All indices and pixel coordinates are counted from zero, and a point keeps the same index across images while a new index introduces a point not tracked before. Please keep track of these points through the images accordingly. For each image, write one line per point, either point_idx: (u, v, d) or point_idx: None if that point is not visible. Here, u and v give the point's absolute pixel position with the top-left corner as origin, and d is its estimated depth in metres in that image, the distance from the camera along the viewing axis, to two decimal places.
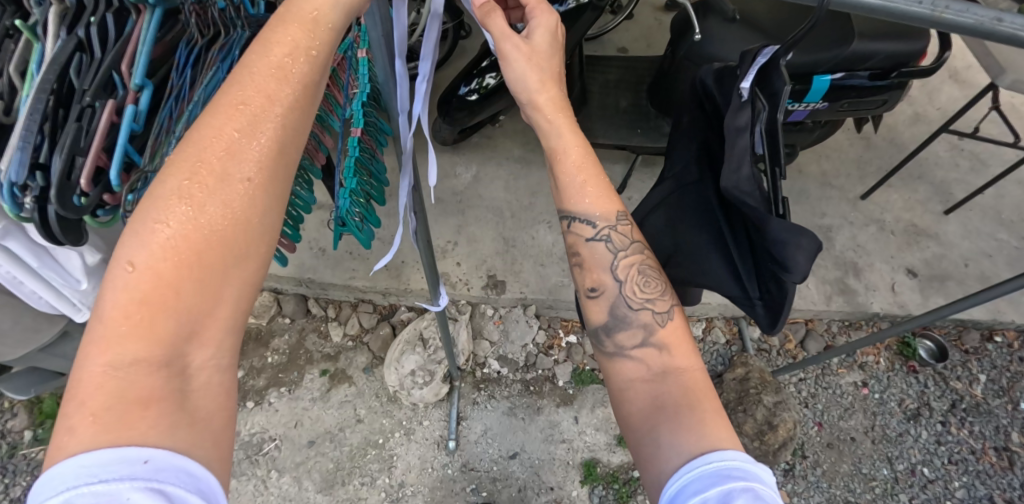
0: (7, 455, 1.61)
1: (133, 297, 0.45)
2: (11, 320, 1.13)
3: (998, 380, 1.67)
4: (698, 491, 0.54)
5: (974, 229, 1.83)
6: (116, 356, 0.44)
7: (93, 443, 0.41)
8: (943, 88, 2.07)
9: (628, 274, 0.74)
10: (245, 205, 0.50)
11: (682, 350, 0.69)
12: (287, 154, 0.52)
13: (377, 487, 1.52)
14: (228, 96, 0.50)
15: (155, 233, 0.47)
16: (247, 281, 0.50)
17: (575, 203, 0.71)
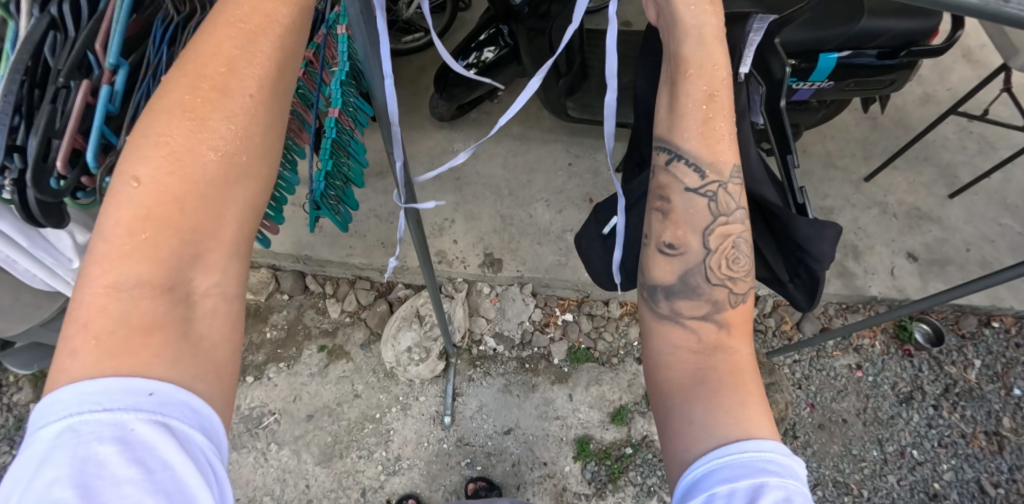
0: (14, 427, 1.65)
1: (142, 211, 0.48)
2: (10, 297, 1.14)
3: (992, 365, 1.67)
4: (727, 479, 0.53)
5: (978, 213, 1.81)
6: (126, 270, 0.47)
7: (98, 369, 0.44)
8: (954, 68, 2.02)
9: (719, 245, 0.69)
10: (247, 125, 0.53)
11: (741, 332, 0.67)
12: (284, 77, 0.55)
13: (374, 460, 1.56)
14: (226, 15, 0.53)
15: (157, 151, 0.50)
16: (248, 204, 0.54)
17: (685, 138, 0.67)
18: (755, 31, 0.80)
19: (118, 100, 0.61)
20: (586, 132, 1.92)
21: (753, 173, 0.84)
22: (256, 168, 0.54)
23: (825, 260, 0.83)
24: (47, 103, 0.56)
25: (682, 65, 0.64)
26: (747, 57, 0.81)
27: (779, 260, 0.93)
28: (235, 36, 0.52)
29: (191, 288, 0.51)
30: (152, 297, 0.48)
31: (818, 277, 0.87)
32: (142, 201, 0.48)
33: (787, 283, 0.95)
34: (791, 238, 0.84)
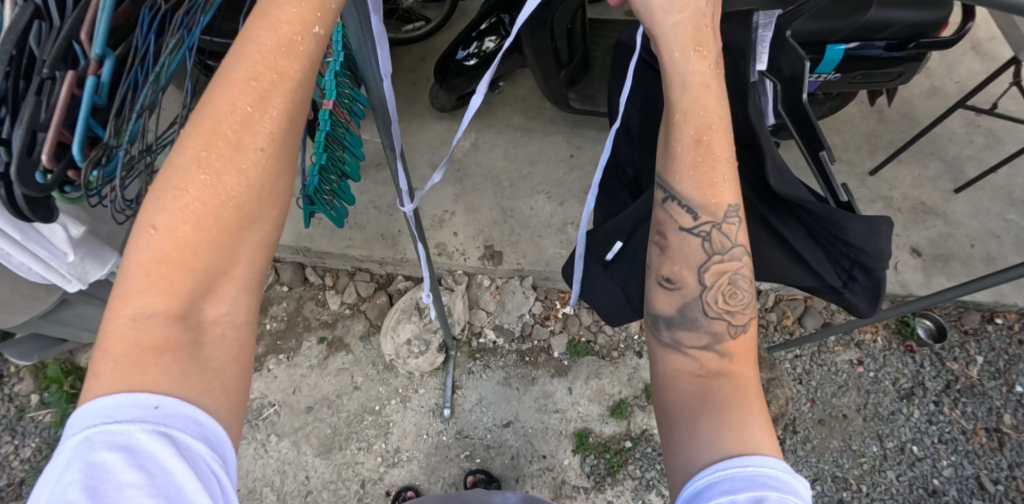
0: (16, 417, 1.66)
1: (153, 254, 0.47)
2: (9, 289, 1.14)
3: (995, 362, 1.66)
4: (727, 491, 0.53)
5: (983, 208, 1.79)
6: (135, 309, 0.47)
7: (113, 386, 0.44)
8: (962, 60, 1.99)
9: (716, 281, 0.70)
10: (260, 174, 0.51)
11: (745, 359, 0.66)
12: (297, 125, 0.53)
13: (374, 452, 1.56)
14: (235, 68, 0.50)
15: (173, 196, 0.49)
16: (261, 243, 0.52)
17: (677, 173, 0.66)
18: (762, 27, 0.83)
19: (104, 93, 0.59)
20: (587, 124, 1.89)
21: (784, 174, 0.84)
22: (268, 209, 0.53)
23: (884, 257, 0.84)
24: (31, 95, 0.55)
25: (670, 110, 0.64)
26: (762, 55, 0.82)
27: (828, 267, 0.92)
28: (249, 80, 0.50)
29: (203, 326, 0.49)
30: (161, 338, 0.47)
31: (880, 277, 0.86)
32: (153, 243, 0.47)
33: (841, 290, 0.92)
34: (842, 241, 0.86)
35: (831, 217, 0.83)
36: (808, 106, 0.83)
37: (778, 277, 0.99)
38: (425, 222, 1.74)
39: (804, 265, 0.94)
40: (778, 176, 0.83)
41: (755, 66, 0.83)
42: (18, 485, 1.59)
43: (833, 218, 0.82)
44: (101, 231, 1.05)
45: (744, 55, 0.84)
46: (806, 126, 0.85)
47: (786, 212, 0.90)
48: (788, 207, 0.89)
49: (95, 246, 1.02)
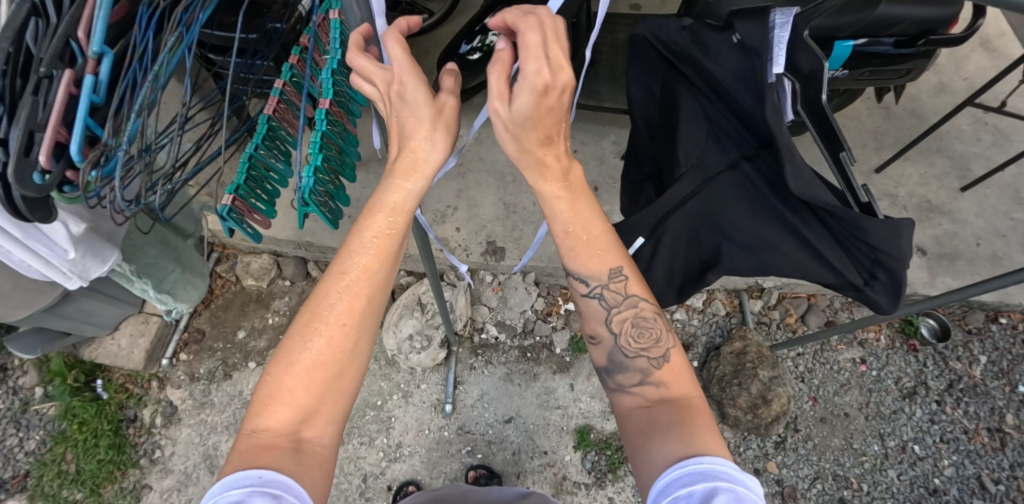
0: (21, 410, 1.67)
1: (274, 388, 0.66)
2: (11, 283, 1.14)
3: (998, 362, 1.65)
4: (686, 484, 0.62)
5: (990, 207, 1.78)
6: (258, 425, 0.64)
7: (231, 469, 0.61)
8: (971, 57, 1.97)
9: (623, 327, 0.80)
10: (348, 334, 0.68)
11: (682, 382, 0.74)
12: (378, 303, 0.70)
13: (376, 447, 1.57)
14: (340, 262, 0.69)
15: (292, 350, 0.67)
16: (346, 388, 0.68)
17: (571, 262, 0.78)
18: (779, 26, 0.79)
19: (103, 91, 0.58)
20: (591, 119, 1.88)
21: (804, 175, 0.81)
22: (350, 364, 0.68)
23: (906, 258, 0.83)
24: (29, 95, 0.55)
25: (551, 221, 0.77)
26: (779, 57, 0.80)
27: (850, 265, 0.93)
28: (344, 279, 0.68)
29: (299, 444, 0.64)
30: (271, 450, 0.62)
31: (901, 275, 0.86)
32: (275, 382, 0.66)
33: (863, 288, 0.93)
34: (862, 241, 0.85)
35: (854, 219, 0.81)
36: (825, 107, 0.80)
37: (799, 274, 1.01)
38: (427, 217, 1.74)
39: (825, 263, 0.96)
40: (798, 180, 0.81)
41: (772, 69, 0.80)
42: (24, 476, 1.61)
43: (853, 220, 0.81)
44: (104, 227, 1.04)
45: (760, 55, 0.81)
46: (823, 123, 0.83)
47: (808, 211, 0.94)
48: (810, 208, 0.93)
49: (97, 242, 1.02)
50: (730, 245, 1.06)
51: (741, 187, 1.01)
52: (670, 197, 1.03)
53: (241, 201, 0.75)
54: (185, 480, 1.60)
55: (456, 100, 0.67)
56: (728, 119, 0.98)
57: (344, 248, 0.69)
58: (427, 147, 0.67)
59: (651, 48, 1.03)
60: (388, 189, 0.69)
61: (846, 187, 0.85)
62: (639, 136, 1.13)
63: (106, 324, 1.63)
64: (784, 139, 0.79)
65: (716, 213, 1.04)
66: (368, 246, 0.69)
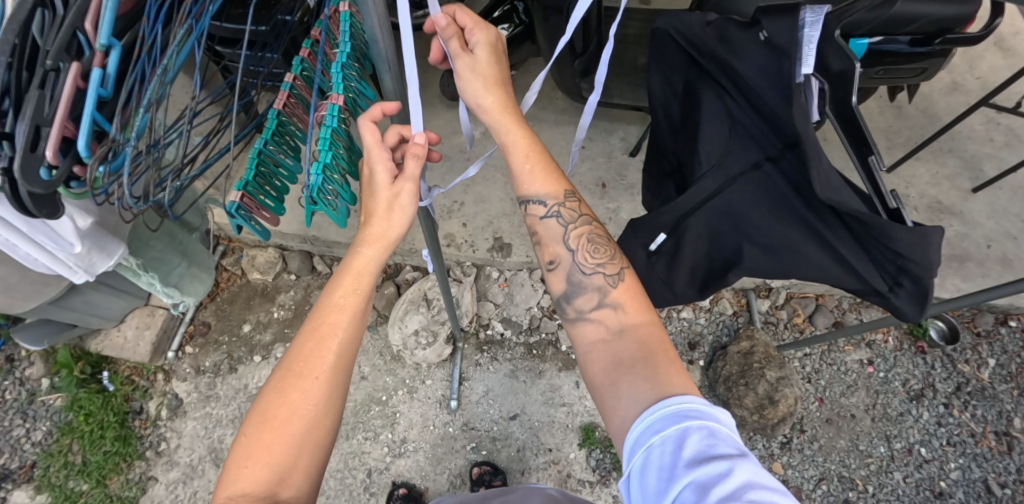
0: (28, 401, 1.68)
1: (249, 450, 0.67)
2: (19, 275, 1.14)
3: (1007, 365, 1.64)
4: (658, 430, 0.61)
5: (1002, 209, 1.76)
6: (235, 490, 0.65)
7: None
8: (985, 56, 1.94)
9: (579, 243, 0.83)
10: (319, 395, 0.70)
11: (635, 306, 0.77)
12: (347, 363, 0.73)
13: (380, 442, 1.57)
14: (309, 326, 0.72)
15: (264, 414, 0.69)
16: (317, 447, 0.70)
17: (526, 187, 0.82)
18: (809, 25, 0.77)
19: (110, 85, 0.57)
20: (600, 115, 1.86)
21: (830, 179, 0.80)
22: (322, 422, 0.70)
23: (933, 266, 0.82)
24: (35, 89, 0.54)
25: (506, 151, 0.80)
26: (808, 57, 0.77)
27: (874, 271, 0.92)
28: (313, 341, 0.71)
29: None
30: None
31: (927, 284, 0.84)
32: (250, 445, 0.67)
33: (888, 295, 0.92)
34: (888, 247, 0.84)
35: (881, 226, 0.80)
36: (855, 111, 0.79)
37: (823, 278, 1.00)
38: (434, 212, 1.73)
39: (849, 267, 0.95)
40: (824, 185, 0.80)
41: (801, 69, 0.78)
42: (30, 467, 1.62)
43: (879, 227, 0.80)
44: (110, 220, 1.04)
45: (788, 55, 0.80)
46: (851, 128, 0.83)
47: (832, 215, 0.93)
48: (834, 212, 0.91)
49: (103, 235, 1.02)
50: (751, 247, 1.05)
51: (765, 187, 0.99)
52: (689, 198, 1.03)
53: (249, 198, 0.74)
54: (190, 473, 1.60)
55: (414, 183, 0.71)
56: (752, 119, 0.96)
57: (314, 311, 0.73)
58: (388, 222, 0.71)
59: (674, 45, 1.03)
60: (355, 255, 0.73)
61: (874, 191, 0.83)
62: (662, 135, 1.12)
63: (111, 317, 1.64)
64: (810, 140, 0.78)
65: (734, 214, 1.04)
66: (338, 307, 0.72)
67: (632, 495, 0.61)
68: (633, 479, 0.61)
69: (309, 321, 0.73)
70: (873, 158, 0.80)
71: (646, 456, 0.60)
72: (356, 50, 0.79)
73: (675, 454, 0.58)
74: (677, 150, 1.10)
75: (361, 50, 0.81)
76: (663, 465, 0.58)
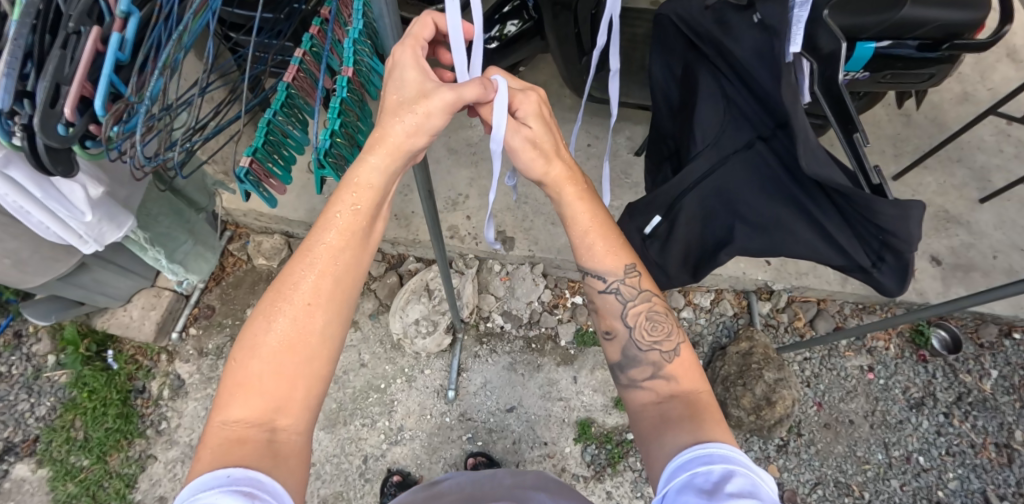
0: (33, 377, 1.71)
1: (242, 376, 0.66)
2: (30, 249, 1.17)
3: (1009, 377, 1.63)
4: (708, 462, 0.65)
5: (1009, 220, 1.74)
6: (228, 416, 0.64)
7: (207, 464, 0.60)
8: (998, 67, 1.94)
9: (637, 320, 0.87)
10: (313, 320, 0.68)
11: (689, 378, 0.79)
12: (344, 285, 0.71)
13: (378, 429, 1.58)
14: (304, 246, 0.70)
15: (257, 339, 0.67)
16: (317, 373, 0.68)
17: (588, 260, 0.84)
18: (798, 6, 0.79)
19: (129, 49, 0.59)
20: (607, 113, 1.87)
21: (816, 154, 0.81)
22: (321, 350, 0.69)
23: (913, 240, 0.82)
24: (57, 49, 0.56)
25: (569, 222, 0.82)
26: (796, 36, 0.79)
27: (858, 247, 0.93)
28: (308, 261, 0.69)
29: (274, 433, 0.63)
30: (243, 439, 0.61)
31: (907, 259, 0.85)
32: (244, 370, 0.66)
33: (870, 269, 0.93)
34: (872, 222, 0.85)
35: (865, 201, 0.81)
36: (843, 91, 0.80)
37: (810, 255, 1.01)
38: (439, 203, 1.74)
39: (835, 245, 0.96)
40: (811, 160, 0.80)
41: (789, 48, 0.80)
42: (33, 441, 1.64)
43: (864, 201, 0.81)
44: (120, 193, 1.07)
45: (779, 35, 0.82)
46: (841, 107, 0.83)
47: (820, 193, 0.93)
48: (821, 189, 0.92)
49: (113, 207, 1.05)
50: (742, 226, 1.05)
51: (754, 167, 1.01)
52: (685, 175, 1.03)
53: (258, 165, 0.77)
54: (189, 452, 1.62)
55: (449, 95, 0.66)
56: (746, 99, 0.99)
57: (311, 231, 0.70)
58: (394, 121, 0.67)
59: (674, 30, 1.05)
60: (356, 171, 0.69)
61: (859, 168, 0.84)
62: (661, 117, 1.13)
63: (119, 296, 1.66)
64: (799, 120, 0.79)
65: (723, 189, 1.04)
66: (335, 226, 0.69)
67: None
68: (668, 497, 0.67)
69: (306, 239, 0.70)
70: (863, 142, 0.82)
71: (689, 479, 0.65)
72: (367, 29, 0.80)
73: (717, 484, 0.63)
74: (676, 133, 1.11)
75: (373, 29, 0.82)
76: (702, 489, 0.63)
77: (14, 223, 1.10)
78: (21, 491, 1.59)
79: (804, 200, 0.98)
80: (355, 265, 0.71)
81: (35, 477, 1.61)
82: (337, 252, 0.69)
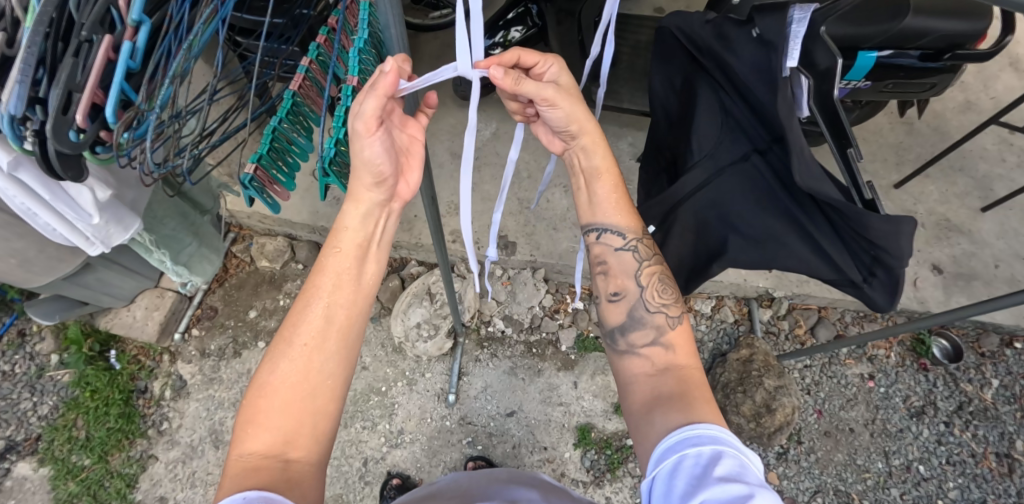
0: (36, 375, 1.72)
1: (255, 411, 0.70)
2: (36, 250, 1.18)
3: (1011, 386, 1.62)
4: (696, 443, 0.66)
5: (1011, 229, 1.74)
6: (245, 449, 0.68)
7: (227, 491, 0.63)
8: (1000, 76, 1.94)
9: (649, 281, 0.89)
10: (320, 357, 0.73)
11: (685, 351, 0.82)
12: (350, 325, 0.76)
13: (378, 432, 1.59)
14: (310, 289, 0.75)
15: (269, 377, 0.72)
16: (327, 407, 0.72)
17: (601, 215, 0.89)
18: (796, 21, 0.78)
19: (139, 58, 0.60)
20: (610, 119, 1.87)
21: (811, 169, 0.81)
22: (329, 384, 0.73)
23: (906, 256, 0.82)
24: (70, 57, 0.57)
25: (594, 174, 0.87)
26: (794, 51, 0.78)
27: (850, 262, 0.94)
28: (315, 302, 0.74)
29: (287, 463, 0.67)
30: (260, 471, 0.65)
31: (898, 274, 0.86)
32: (256, 405, 0.70)
33: (861, 284, 0.94)
34: (864, 236, 0.85)
35: (857, 215, 0.81)
36: (838, 105, 0.79)
37: (803, 269, 1.02)
38: (441, 207, 1.75)
39: (828, 260, 0.97)
40: (804, 174, 0.81)
41: (788, 63, 0.79)
42: (35, 440, 1.65)
43: (856, 216, 0.81)
44: (127, 196, 1.08)
45: (776, 48, 0.81)
46: (835, 121, 0.81)
47: (813, 206, 0.94)
48: (814, 202, 0.93)
49: (120, 210, 1.06)
50: (735, 238, 1.07)
51: (749, 179, 1.01)
52: (681, 186, 1.04)
53: (263, 171, 0.78)
54: (189, 453, 1.62)
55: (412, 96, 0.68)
56: (743, 111, 0.98)
57: (315, 273, 0.75)
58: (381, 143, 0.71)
59: (676, 42, 1.06)
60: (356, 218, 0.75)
61: (852, 184, 0.83)
62: (659, 129, 1.15)
63: (123, 296, 1.67)
64: (795, 136, 0.79)
65: (718, 201, 1.05)
66: (341, 270, 0.75)
67: (653, 497, 0.67)
68: (658, 480, 0.67)
69: (306, 283, 0.75)
70: (859, 158, 0.81)
71: (678, 460, 0.66)
72: (374, 38, 0.81)
73: (707, 467, 0.63)
74: (671, 144, 1.13)
75: (379, 38, 0.83)
76: (694, 473, 0.63)
77: (20, 223, 1.11)
78: (22, 490, 1.60)
79: (797, 213, 0.98)
80: (355, 302, 0.76)
81: (37, 475, 1.61)
82: (336, 291, 0.75)
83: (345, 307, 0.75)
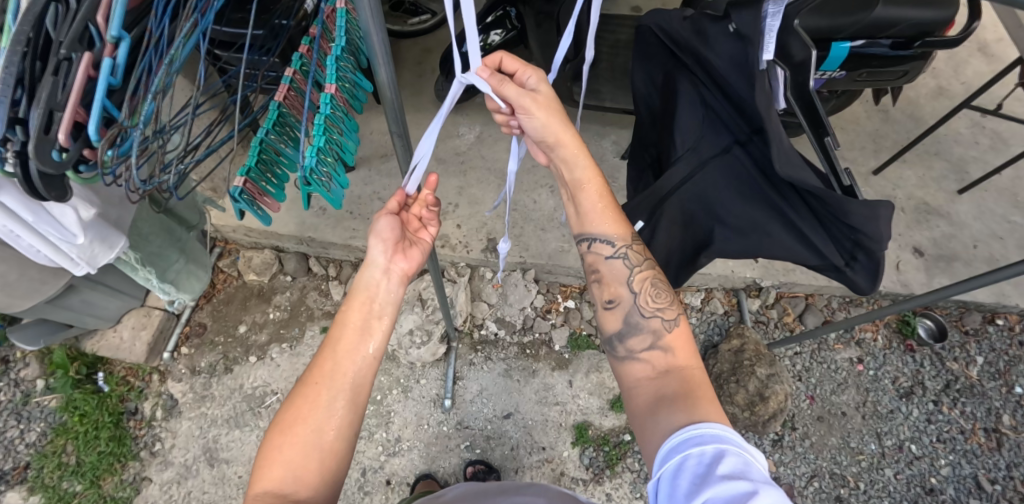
0: (22, 402, 1.68)
1: (270, 454, 0.71)
2: (18, 273, 1.16)
3: (995, 363, 1.66)
4: (699, 443, 0.67)
5: (987, 210, 1.79)
6: (257, 490, 0.68)
7: None
8: (970, 61, 1.99)
9: (642, 286, 0.89)
10: (330, 397, 0.73)
11: (684, 352, 0.82)
12: (365, 370, 0.76)
13: (375, 441, 1.58)
14: (330, 337, 0.77)
15: (286, 421, 0.73)
16: (337, 449, 0.72)
17: (592, 225, 0.91)
18: (770, 15, 0.80)
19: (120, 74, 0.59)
20: (593, 118, 1.89)
21: (790, 157, 0.83)
22: (340, 426, 0.72)
23: (885, 238, 0.84)
24: (49, 76, 0.56)
25: (578, 186, 0.88)
26: (768, 44, 0.80)
27: (832, 246, 0.95)
28: (331, 348, 0.76)
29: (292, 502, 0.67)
30: None
31: (878, 257, 0.87)
32: (271, 447, 0.71)
33: (844, 268, 0.95)
34: (845, 222, 0.87)
35: (837, 202, 0.82)
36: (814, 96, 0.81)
37: (788, 257, 1.04)
38: None
39: (811, 246, 0.98)
40: (785, 163, 0.82)
41: (763, 55, 0.81)
42: (24, 468, 1.61)
43: (837, 203, 0.82)
44: (111, 214, 1.07)
45: (752, 43, 0.83)
46: (812, 111, 0.83)
47: (794, 195, 0.96)
48: (795, 191, 0.95)
49: (105, 228, 1.05)
50: (721, 229, 1.09)
51: (731, 170, 1.03)
52: (665, 180, 1.06)
53: (252, 184, 0.78)
54: (183, 473, 1.60)
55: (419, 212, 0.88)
56: (723, 104, 1.00)
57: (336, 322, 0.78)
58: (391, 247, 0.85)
59: (655, 39, 1.07)
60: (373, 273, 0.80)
61: (830, 171, 0.85)
62: (643, 125, 1.17)
63: (108, 316, 1.64)
64: (773, 126, 0.80)
65: (704, 195, 1.07)
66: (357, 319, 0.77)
67: (658, 498, 0.67)
68: (663, 481, 0.68)
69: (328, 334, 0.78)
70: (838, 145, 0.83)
71: (682, 460, 0.66)
72: (352, 46, 0.81)
73: (710, 467, 0.64)
74: (655, 140, 1.15)
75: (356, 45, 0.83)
76: (697, 473, 0.64)
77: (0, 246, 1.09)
78: None
79: (778, 203, 1.00)
80: (365, 345, 0.76)
81: None
82: (350, 339, 0.76)
83: (356, 353, 0.76)
